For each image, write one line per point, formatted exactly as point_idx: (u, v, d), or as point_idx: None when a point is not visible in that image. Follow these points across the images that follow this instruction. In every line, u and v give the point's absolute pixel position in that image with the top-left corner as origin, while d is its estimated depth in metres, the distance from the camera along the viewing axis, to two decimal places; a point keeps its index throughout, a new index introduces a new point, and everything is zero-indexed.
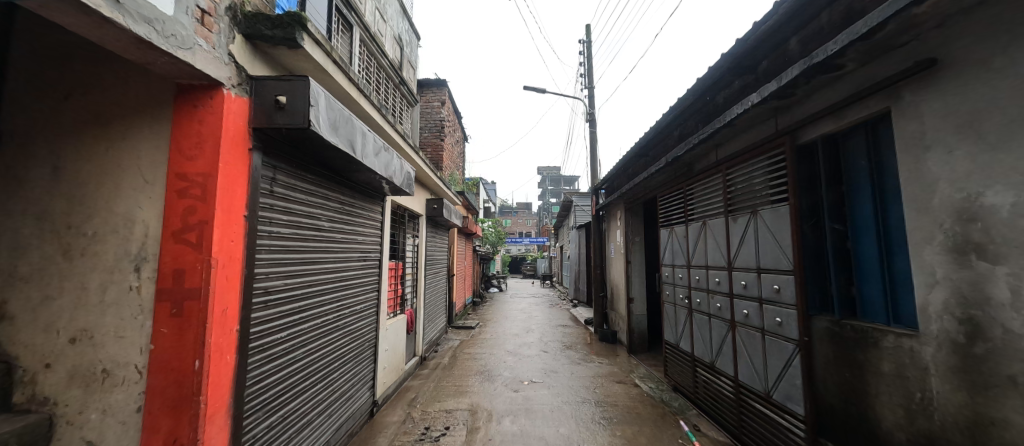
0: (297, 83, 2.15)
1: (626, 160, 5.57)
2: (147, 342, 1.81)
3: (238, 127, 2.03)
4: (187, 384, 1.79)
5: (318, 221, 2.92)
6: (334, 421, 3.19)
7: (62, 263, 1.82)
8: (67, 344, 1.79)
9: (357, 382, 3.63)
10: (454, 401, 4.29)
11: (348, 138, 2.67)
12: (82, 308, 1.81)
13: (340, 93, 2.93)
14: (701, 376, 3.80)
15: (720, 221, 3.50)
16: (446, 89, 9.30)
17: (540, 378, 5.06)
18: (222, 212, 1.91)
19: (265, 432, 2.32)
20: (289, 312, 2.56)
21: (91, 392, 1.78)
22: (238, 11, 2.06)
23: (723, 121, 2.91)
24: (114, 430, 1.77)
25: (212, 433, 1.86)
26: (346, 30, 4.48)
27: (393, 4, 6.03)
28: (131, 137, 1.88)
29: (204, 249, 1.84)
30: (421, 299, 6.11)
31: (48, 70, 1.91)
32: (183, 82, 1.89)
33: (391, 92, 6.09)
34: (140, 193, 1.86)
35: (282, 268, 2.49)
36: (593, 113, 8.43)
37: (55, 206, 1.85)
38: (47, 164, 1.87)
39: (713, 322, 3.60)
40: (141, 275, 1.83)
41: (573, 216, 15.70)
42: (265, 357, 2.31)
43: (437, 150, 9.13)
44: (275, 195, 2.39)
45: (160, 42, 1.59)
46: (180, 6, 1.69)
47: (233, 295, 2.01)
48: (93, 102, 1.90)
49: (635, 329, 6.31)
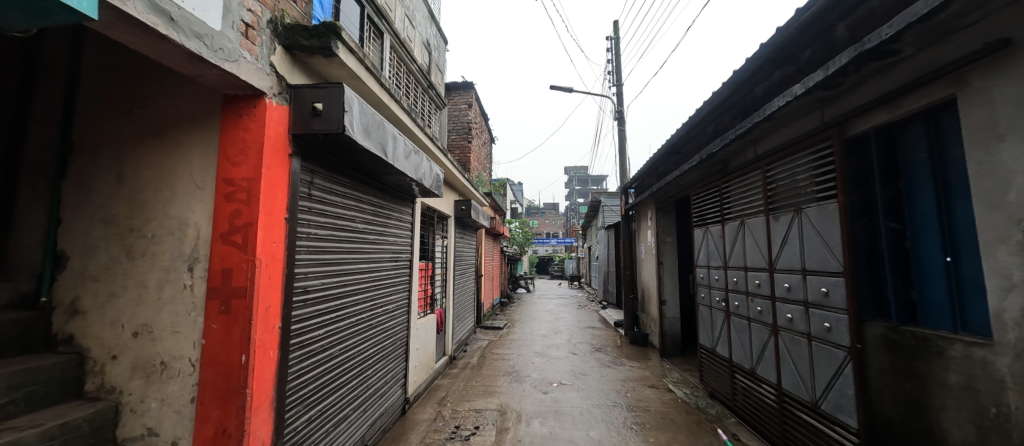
0: (332, 89, 2.24)
1: (657, 157, 5.42)
2: (199, 338, 1.93)
3: (279, 133, 2.13)
4: (234, 378, 1.89)
5: (352, 223, 3.02)
6: (368, 418, 3.28)
7: (126, 262, 1.98)
8: (129, 338, 1.94)
9: (389, 380, 3.72)
10: (483, 401, 4.32)
11: (380, 142, 2.75)
12: (143, 305, 1.95)
13: (372, 98, 3.02)
14: (740, 383, 3.62)
15: (760, 220, 3.33)
16: (472, 91, 9.41)
17: (569, 380, 4.99)
18: (265, 214, 2.01)
19: (305, 425, 2.42)
20: (326, 311, 2.66)
21: (151, 383, 1.92)
22: (279, 23, 2.17)
23: (762, 114, 2.77)
24: (170, 418, 1.90)
25: (257, 425, 1.96)
26: (378, 38, 4.62)
27: (421, 10, 6.17)
28: (184, 146, 2.02)
29: (249, 249, 1.95)
30: (450, 299, 6.20)
31: (114, 85, 2.09)
32: (230, 92, 2.00)
33: (420, 97, 6.23)
34: (193, 198, 1.99)
35: (320, 268, 2.59)
36: (621, 110, 8.27)
37: (120, 211, 2.01)
38: (112, 173, 2.04)
39: (752, 326, 3.43)
40: (194, 274, 1.96)
41: (601, 216, 15.46)
42: (304, 354, 2.41)
43: (465, 152, 9.24)
44: (312, 198, 2.49)
45: (210, 56, 1.70)
46: (226, 21, 1.80)
47: (275, 293, 2.10)
48: (152, 113, 2.06)
49: (667, 332, 6.11)
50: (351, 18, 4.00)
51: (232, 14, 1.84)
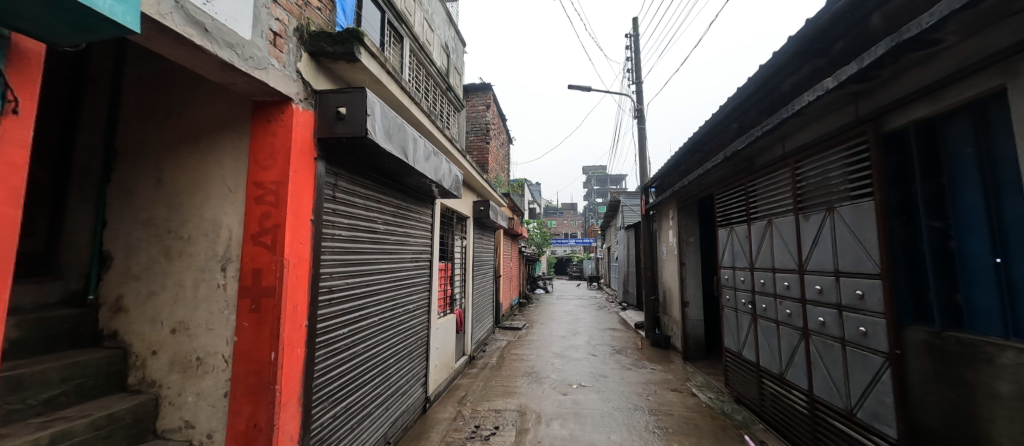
0: (356, 94, 2.29)
1: (679, 156, 5.31)
2: (231, 335, 2.01)
3: (305, 138, 2.20)
4: (265, 374, 1.96)
5: (374, 224, 3.08)
6: (391, 415, 3.34)
7: (164, 262, 2.09)
8: (168, 334, 2.04)
9: (410, 379, 3.77)
10: (503, 401, 4.33)
11: (401, 144, 2.80)
12: (180, 303, 2.05)
13: (393, 102, 3.08)
14: (768, 388, 3.50)
15: (789, 220, 3.21)
16: (490, 93, 9.46)
17: (590, 382, 4.93)
18: (293, 216, 2.08)
19: (331, 421, 2.49)
20: (350, 310, 2.73)
21: (187, 377, 2.01)
22: (304, 31, 2.24)
23: (791, 110, 2.67)
24: (205, 411, 1.99)
25: (285, 420, 2.02)
26: (398, 42, 4.71)
27: (439, 14, 6.25)
28: (218, 151, 2.11)
29: (278, 250, 2.02)
30: (469, 299, 6.25)
31: (153, 94, 2.20)
32: (260, 99, 2.08)
33: (439, 99, 6.31)
34: (226, 201, 2.08)
35: (344, 269, 2.66)
36: (641, 109, 8.14)
37: (159, 214, 2.12)
38: (152, 177, 2.15)
39: (781, 330, 3.31)
40: (226, 273, 2.04)
41: (620, 216, 15.25)
42: (330, 351, 2.48)
43: (483, 153, 9.29)
44: (337, 200, 2.55)
45: (241, 64, 1.77)
46: (255, 31, 1.88)
47: (302, 292, 2.17)
48: (187, 121, 2.16)
49: (690, 334, 5.97)
50: (373, 23, 4.09)
51: (261, 24, 1.91)
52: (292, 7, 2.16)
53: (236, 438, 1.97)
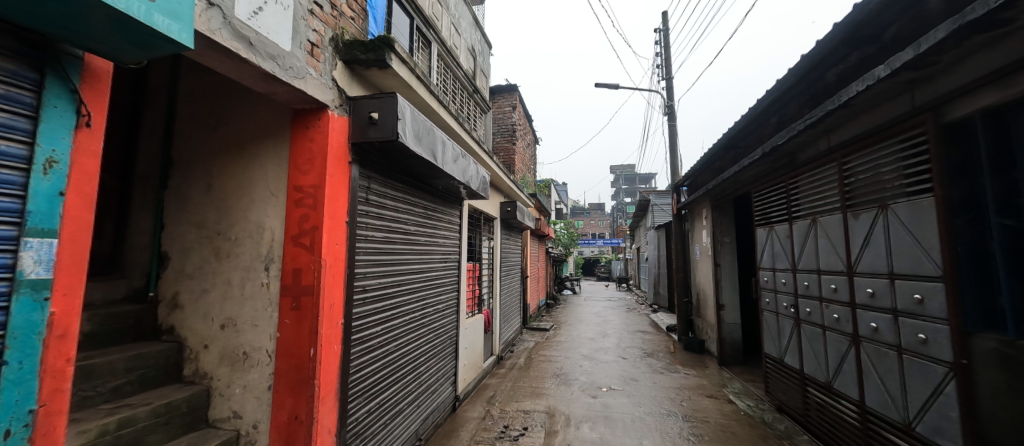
0: (387, 99, 2.36)
1: (712, 153, 5.12)
2: (274, 331, 2.12)
3: (340, 143, 2.29)
4: (305, 369, 2.06)
5: (405, 225, 3.17)
6: (421, 412, 3.41)
7: (214, 262, 2.23)
8: (218, 330, 2.18)
9: (440, 377, 3.84)
10: (531, 402, 4.32)
11: (430, 147, 2.86)
12: (229, 300, 2.19)
13: (423, 106, 3.15)
14: (813, 397, 3.30)
15: (836, 218, 3.02)
16: (516, 93, 9.48)
17: (620, 386, 4.84)
18: (329, 218, 2.16)
19: (366, 416, 2.57)
20: (383, 309, 2.81)
21: (235, 370, 2.14)
22: (339, 40, 2.33)
23: (837, 101, 2.51)
24: (251, 403, 2.11)
25: (324, 414, 2.11)
26: (426, 47, 4.81)
27: (466, 18, 6.33)
28: (261, 157, 2.24)
29: (316, 251, 2.11)
30: (497, 299, 6.29)
31: (204, 105, 2.36)
32: (299, 107, 2.18)
33: (466, 101, 6.39)
34: (268, 204, 2.19)
35: (378, 269, 2.74)
36: (671, 105, 7.90)
37: (209, 217, 2.27)
38: (203, 183, 2.31)
39: (828, 335, 3.12)
40: (270, 273, 2.15)
41: (650, 215, 14.87)
42: (364, 349, 2.57)
43: (509, 154, 9.31)
44: (370, 203, 2.64)
45: (282, 75, 1.86)
46: (295, 42, 1.97)
47: (338, 292, 2.26)
48: (234, 129, 2.30)
49: (726, 338, 5.74)
50: (403, 30, 4.21)
51: (300, 35, 2.01)
52: (328, 18, 2.26)
53: (279, 429, 2.07)
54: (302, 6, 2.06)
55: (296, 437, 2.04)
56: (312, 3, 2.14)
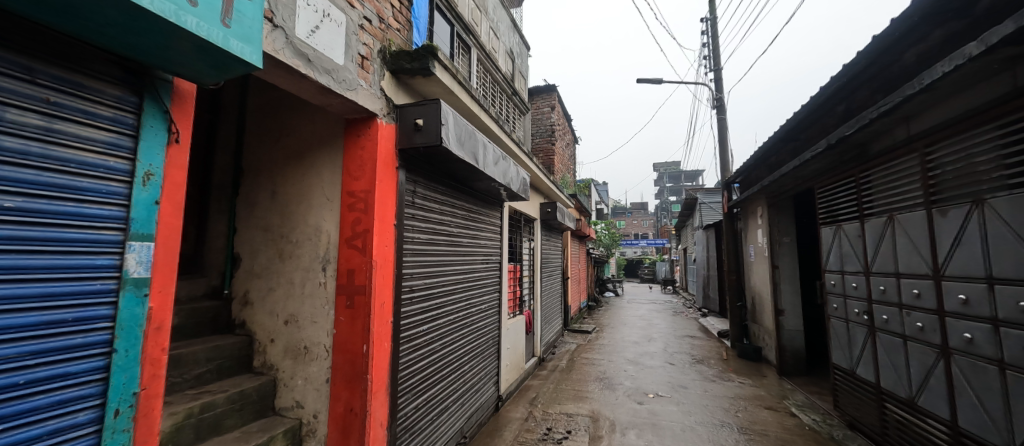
0: (432, 106, 2.45)
1: (768, 146, 4.78)
2: (331, 327, 2.26)
3: (389, 149, 2.40)
4: (358, 364, 2.17)
5: (449, 227, 3.26)
6: (466, 410, 3.48)
7: (278, 262, 2.42)
8: (282, 325, 2.37)
9: (483, 377, 3.91)
10: (575, 405, 4.26)
11: (473, 151, 2.92)
12: (291, 298, 2.37)
13: (465, 110, 3.23)
14: (892, 415, 2.98)
15: (917, 216, 2.70)
16: (555, 94, 9.44)
17: (668, 393, 4.64)
18: (379, 221, 2.27)
19: (414, 412, 2.67)
20: (429, 308, 2.91)
21: (298, 363, 2.31)
22: (387, 52, 2.45)
23: (917, 85, 2.25)
24: (312, 394, 2.26)
25: (375, 407, 2.22)
26: (466, 52, 4.92)
27: (504, 21, 6.40)
28: (318, 166, 2.40)
29: (367, 252, 2.22)
30: (537, 300, 6.28)
31: (268, 119, 2.58)
32: (351, 117, 2.32)
33: (505, 104, 6.47)
34: (325, 208, 2.35)
35: (424, 269, 2.85)
36: (720, 97, 7.48)
37: (274, 221, 2.47)
38: (268, 190, 2.51)
39: (909, 346, 2.80)
40: (326, 273, 2.30)
41: (698, 214, 14.17)
42: (412, 346, 2.67)
43: (549, 155, 9.27)
44: (416, 206, 2.75)
45: (336, 87, 1.98)
46: (347, 56, 2.10)
47: (388, 291, 2.37)
48: (295, 140, 2.49)
49: (786, 346, 5.32)
50: (444, 38, 4.34)
51: (352, 49, 2.14)
52: (376, 31, 2.38)
53: (337, 420, 2.21)
54: (354, 22, 2.19)
55: (351, 428, 2.16)
56: (362, 19, 2.27)
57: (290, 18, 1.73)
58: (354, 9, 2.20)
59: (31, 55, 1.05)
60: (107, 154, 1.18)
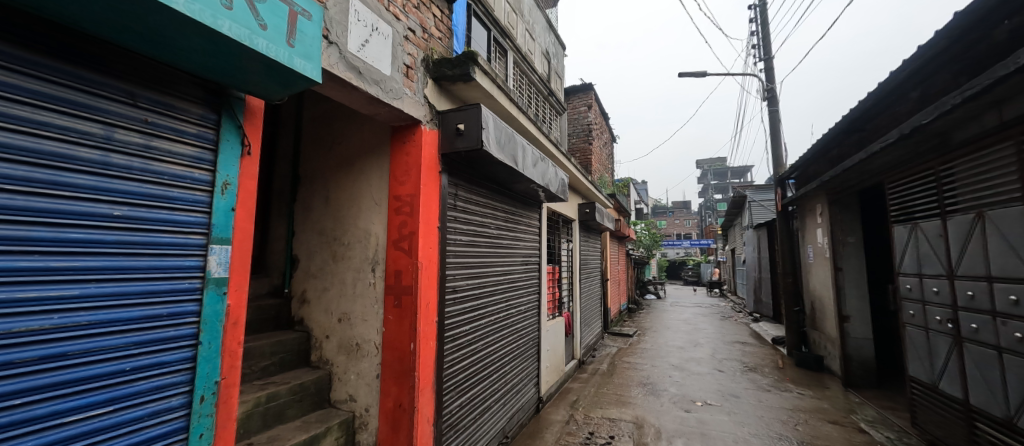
0: (472, 111, 2.51)
1: (827, 138, 4.43)
2: (380, 325, 2.37)
3: (432, 154, 2.49)
4: (406, 361, 2.27)
5: (489, 229, 3.31)
6: (508, 411, 3.52)
7: (332, 263, 2.58)
8: (336, 322, 2.52)
9: (524, 378, 3.93)
10: (617, 410, 4.17)
11: (512, 153, 2.95)
12: (344, 297, 2.51)
13: (503, 113, 3.27)
14: (984, 437, 2.65)
15: (1015, 212, 2.38)
16: (592, 92, 9.31)
17: (718, 401, 4.41)
18: (424, 224, 2.36)
19: (459, 410, 2.74)
20: (471, 309, 2.97)
21: (351, 359, 2.44)
22: (429, 60, 2.54)
23: (1011, 65, 1.99)
24: (363, 389, 2.38)
25: (422, 403, 2.30)
26: (502, 55, 4.99)
27: (540, 23, 6.40)
28: (367, 172, 2.53)
29: (413, 254, 2.32)
30: (576, 302, 6.21)
31: (322, 128, 2.75)
32: (398, 125, 2.43)
33: (541, 104, 6.47)
34: (373, 212, 2.47)
35: (466, 270, 2.91)
36: (771, 88, 7.02)
37: (328, 225, 2.63)
38: (322, 195, 2.68)
39: (1006, 359, 2.48)
40: (376, 273, 2.42)
41: (747, 213, 13.36)
42: (456, 345, 2.74)
43: (586, 155, 9.15)
44: (457, 209, 2.82)
45: (384, 97, 2.08)
46: (394, 67, 2.20)
47: (432, 292, 2.44)
48: (345, 148, 2.64)
49: (852, 355, 4.89)
50: (482, 43, 4.43)
51: (398, 60, 2.24)
52: (420, 41, 2.48)
53: (387, 414, 2.32)
54: (399, 33, 2.29)
55: (400, 422, 2.26)
56: (407, 30, 2.37)
57: (343, 34, 1.84)
58: (399, 22, 2.30)
59: (132, 81, 1.19)
60: (193, 167, 1.32)
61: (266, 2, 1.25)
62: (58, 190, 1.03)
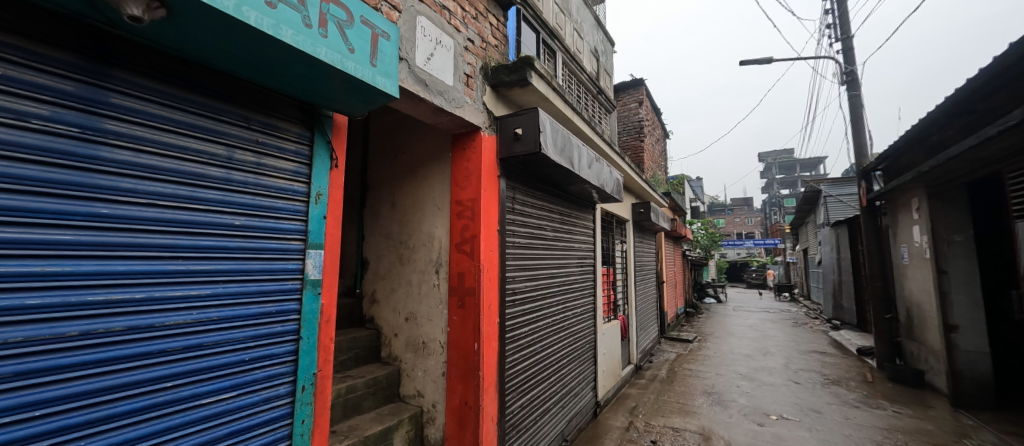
0: (530, 115, 2.54)
1: (924, 123, 3.91)
2: (445, 325, 2.48)
3: (491, 159, 2.56)
4: (470, 360, 2.35)
5: (545, 231, 3.31)
6: (566, 414, 3.49)
7: (399, 266, 2.73)
8: (403, 321, 2.66)
9: (581, 381, 3.87)
10: (681, 420, 3.97)
11: (568, 156, 2.94)
12: (410, 297, 2.65)
13: (558, 115, 3.26)
14: None
15: None
16: (643, 88, 8.98)
17: (796, 416, 4.04)
18: (485, 228, 2.43)
19: (520, 411, 2.77)
20: (530, 310, 2.99)
21: (418, 357, 2.57)
22: (488, 68, 2.61)
23: None
24: (430, 385, 2.50)
25: (487, 403, 2.36)
26: (551, 56, 4.99)
27: (588, 21, 6.32)
28: (430, 178, 2.66)
29: (475, 256, 2.39)
30: (632, 305, 6.02)
31: (387, 138, 2.93)
32: (458, 132, 2.53)
33: (591, 104, 6.37)
34: (436, 216, 2.59)
35: (524, 272, 2.94)
36: (850, 70, 6.32)
37: (394, 229, 2.78)
38: (388, 201, 2.84)
39: None
40: (440, 275, 2.54)
41: (822, 209, 12.10)
42: (516, 346, 2.78)
43: (638, 152, 8.85)
44: (516, 212, 2.86)
45: (447, 106, 2.18)
46: (456, 77, 2.29)
47: (493, 293, 2.49)
48: (409, 156, 2.79)
49: (962, 371, 4.25)
50: (533, 46, 4.46)
51: (459, 70, 2.32)
52: (478, 50, 2.56)
53: (453, 411, 2.41)
54: (460, 44, 2.38)
55: (466, 420, 2.34)
56: (466, 40, 2.45)
57: (412, 49, 1.95)
58: (460, 33, 2.39)
59: (247, 107, 1.36)
60: (293, 181, 1.48)
61: (353, 27, 1.38)
62: (194, 204, 1.20)
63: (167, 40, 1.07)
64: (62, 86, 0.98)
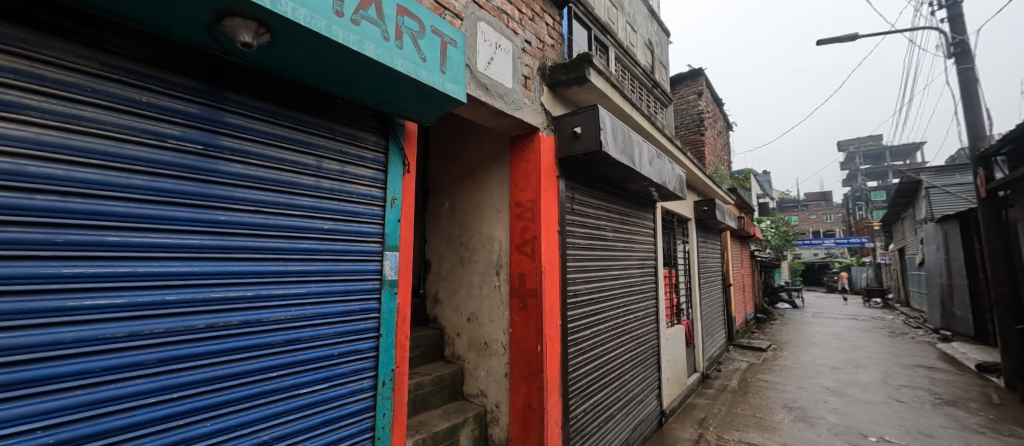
0: (589, 113, 2.49)
1: None
2: (507, 326, 2.50)
3: (550, 160, 2.54)
4: (533, 363, 2.34)
5: (604, 232, 3.20)
6: (630, 421, 3.35)
7: (460, 267, 2.80)
8: (465, 321, 2.72)
9: (645, 388, 3.70)
10: (759, 435, 3.64)
11: (629, 153, 2.83)
12: (472, 298, 2.70)
13: (616, 111, 3.16)
14: None
15: None
16: (702, 78, 8.43)
17: (901, 440, 3.53)
18: (545, 229, 2.41)
19: (583, 415, 2.71)
20: (591, 314, 2.91)
21: (480, 357, 2.61)
22: (545, 68, 2.60)
23: None
24: (493, 385, 2.53)
25: (551, 405, 2.34)
26: (605, 53, 4.86)
27: (641, 13, 6.08)
28: (488, 181, 2.71)
29: (536, 257, 2.38)
30: (696, 309, 5.65)
31: (446, 144, 3.03)
32: (516, 134, 2.55)
33: (646, 98, 6.11)
34: (495, 219, 2.63)
35: (585, 274, 2.87)
36: (961, 40, 5.41)
37: (454, 232, 2.86)
38: (448, 204, 2.93)
39: None
40: (500, 276, 2.57)
41: (923, 203, 10.51)
42: (578, 350, 2.72)
43: (698, 147, 8.31)
44: (575, 213, 2.81)
45: (507, 108, 2.20)
46: (515, 79, 2.30)
47: (554, 295, 2.46)
48: (467, 160, 2.85)
49: None
50: (585, 43, 4.37)
51: (517, 72, 2.33)
52: (535, 51, 2.55)
53: (517, 412, 2.41)
54: (518, 46, 2.39)
55: (531, 421, 2.33)
56: (524, 42, 2.46)
57: (473, 55, 2.00)
58: (517, 36, 2.40)
59: (332, 119, 1.47)
60: (372, 186, 1.58)
61: (425, 37, 1.43)
62: (291, 210, 1.33)
63: (269, 62, 1.19)
64: (188, 109, 1.13)
